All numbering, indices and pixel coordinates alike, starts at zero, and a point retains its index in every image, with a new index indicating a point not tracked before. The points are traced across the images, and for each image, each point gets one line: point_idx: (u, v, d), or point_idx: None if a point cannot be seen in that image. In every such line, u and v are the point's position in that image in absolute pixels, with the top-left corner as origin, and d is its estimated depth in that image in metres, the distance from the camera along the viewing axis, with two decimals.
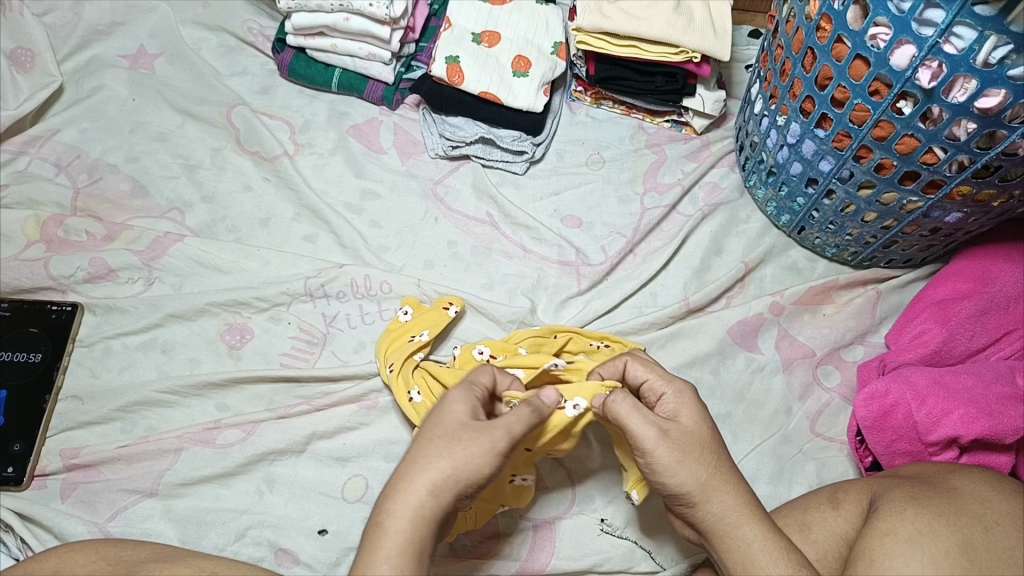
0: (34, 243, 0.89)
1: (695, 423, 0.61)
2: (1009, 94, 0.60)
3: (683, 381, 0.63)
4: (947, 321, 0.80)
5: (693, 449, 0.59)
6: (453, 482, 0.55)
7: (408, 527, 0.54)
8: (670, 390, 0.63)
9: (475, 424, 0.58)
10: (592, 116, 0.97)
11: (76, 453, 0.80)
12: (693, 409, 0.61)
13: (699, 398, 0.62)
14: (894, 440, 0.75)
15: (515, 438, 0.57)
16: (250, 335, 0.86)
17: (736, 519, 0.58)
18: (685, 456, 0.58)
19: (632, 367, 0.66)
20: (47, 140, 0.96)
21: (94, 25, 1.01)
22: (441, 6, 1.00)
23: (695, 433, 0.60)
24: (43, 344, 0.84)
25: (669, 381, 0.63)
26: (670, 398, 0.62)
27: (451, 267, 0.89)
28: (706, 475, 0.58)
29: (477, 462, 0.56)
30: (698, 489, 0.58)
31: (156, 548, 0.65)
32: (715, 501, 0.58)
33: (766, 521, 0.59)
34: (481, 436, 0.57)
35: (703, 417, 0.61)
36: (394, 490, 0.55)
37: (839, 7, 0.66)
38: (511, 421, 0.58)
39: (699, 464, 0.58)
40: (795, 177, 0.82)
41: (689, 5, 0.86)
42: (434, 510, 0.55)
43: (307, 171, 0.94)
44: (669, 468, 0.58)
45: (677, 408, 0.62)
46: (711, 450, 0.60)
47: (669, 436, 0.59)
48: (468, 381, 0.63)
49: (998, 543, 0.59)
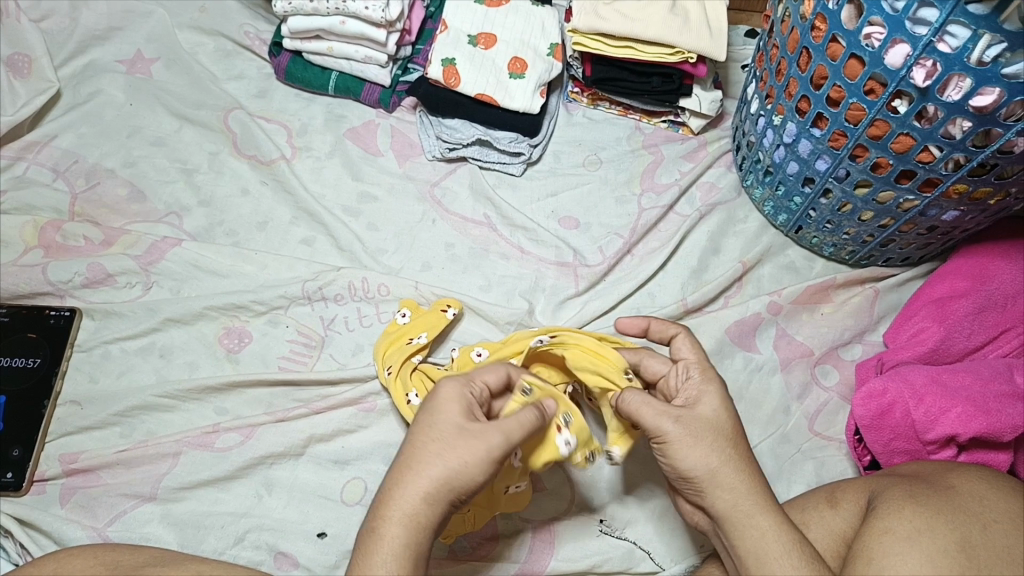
0: (33, 248, 0.89)
1: (715, 411, 0.61)
2: (1004, 93, 0.60)
3: (716, 372, 0.64)
4: (945, 319, 0.80)
5: (705, 436, 0.59)
6: (447, 489, 0.56)
7: (403, 533, 0.55)
8: (700, 377, 0.63)
9: (471, 428, 0.57)
10: (589, 117, 0.97)
11: (75, 458, 0.80)
12: (716, 397, 0.62)
13: (725, 389, 0.62)
14: (893, 439, 0.75)
15: (511, 443, 0.57)
16: (248, 339, 0.86)
17: (749, 508, 0.58)
18: (697, 442, 0.59)
19: (681, 342, 0.66)
20: (45, 146, 0.96)
21: (91, 30, 1.01)
22: (438, 8, 1.00)
23: (713, 421, 0.60)
24: (42, 349, 0.85)
25: (703, 368, 0.64)
26: (696, 385, 0.63)
27: (449, 269, 0.89)
28: (717, 462, 0.58)
29: (472, 471, 0.56)
30: (707, 475, 0.59)
31: (155, 553, 0.64)
32: (726, 489, 0.58)
33: (777, 511, 0.58)
34: (476, 443, 0.56)
35: (724, 406, 0.61)
36: (390, 497, 0.56)
37: (833, 7, 0.66)
38: (509, 428, 0.57)
39: (711, 450, 0.59)
40: (792, 177, 0.82)
41: (684, 5, 0.86)
42: (429, 516, 0.56)
43: (305, 175, 0.94)
44: (678, 451, 0.59)
45: (698, 396, 0.62)
46: (728, 438, 0.60)
47: (680, 421, 0.59)
48: (468, 377, 0.62)
49: (996, 542, 0.59)
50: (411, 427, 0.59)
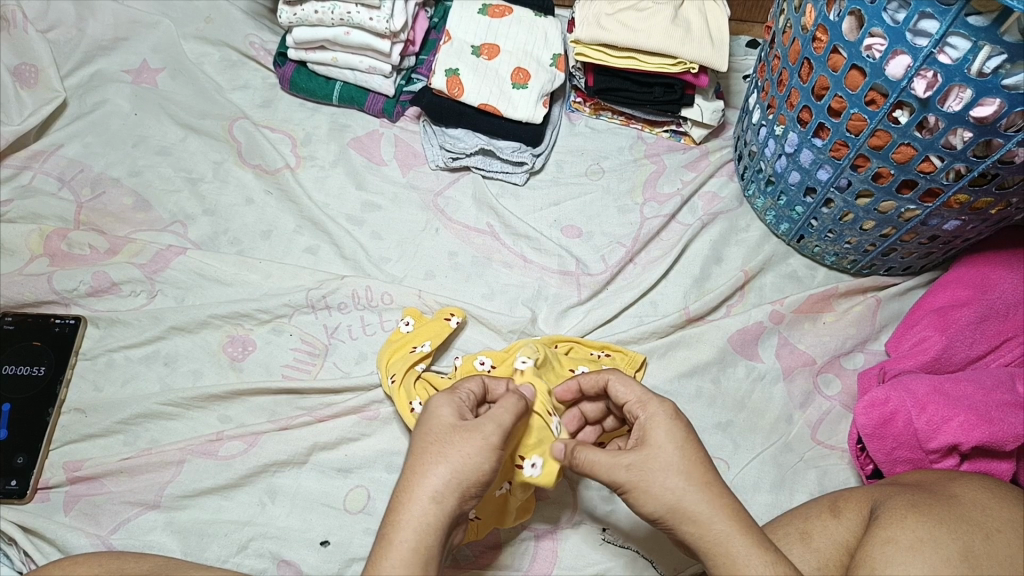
0: (38, 257, 0.90)
1: (664, 447, 0.60)
2: (1005, 104, 0.60)
3: (659, 404, 0.62)
4: (947, 328, 0.80)
5: (656, 478, 0.58)
6: (453, 486, 0.56)
7: (413, 537, 0.55)
8: (642, 413, 0.63)
9: (465, 424, 0.59)
10: (591, 127, 0.98)
11: (79, 466, 0.80)
12: (664, 431, 0.60)
13: (675, 416, 0.61)
14: (895, 448, 0.75)
15: (505, 429, 0.59)
16: (252, 347, 0.86)
17: (716, 537, 0.57)
18: (648, 485, 0.58)
19: (616, 386, 0.66)
20: (51, 155, 0.97)
21: (97, 41, 1.02)
22: (441, 19, 1.01)
23: (663, 457, 0.59)
24: (46, 358, 0.85)
25: (642, 405, 0.63)
26: (642, 421, 0.62)
27: (452, 277, 0.90)
28: (674, 499, 0.58)
29: (475, 461, 0.57)
30: (670, 513, 0.58)
31: (158, 561, 0.64)
32: (690, 522, 0.58)
33: (754, 534, 0.57)
34: (471, 434, 0.58)
35: (675, 438, 0.60)
36: (399, 503, 0.56)
37: (835, 18, 0.67)
38: (499, 415, 0.60)
39: (666, 489, 0.58)
40: (794, 186, 0.82)
41: (687, 16, 0.86)
42: (439, 517, 0.56)
43: (309, 184, 0.95)
44: (637, 497, 0.59)
45: (647, 432, 0.61)
46: (681, 470, 0.59)
47: (632, 468, 0.59)
48: (453, 387, 0.65)
49: (998, 551, 0.59)
50: (411, 438, 0.61)
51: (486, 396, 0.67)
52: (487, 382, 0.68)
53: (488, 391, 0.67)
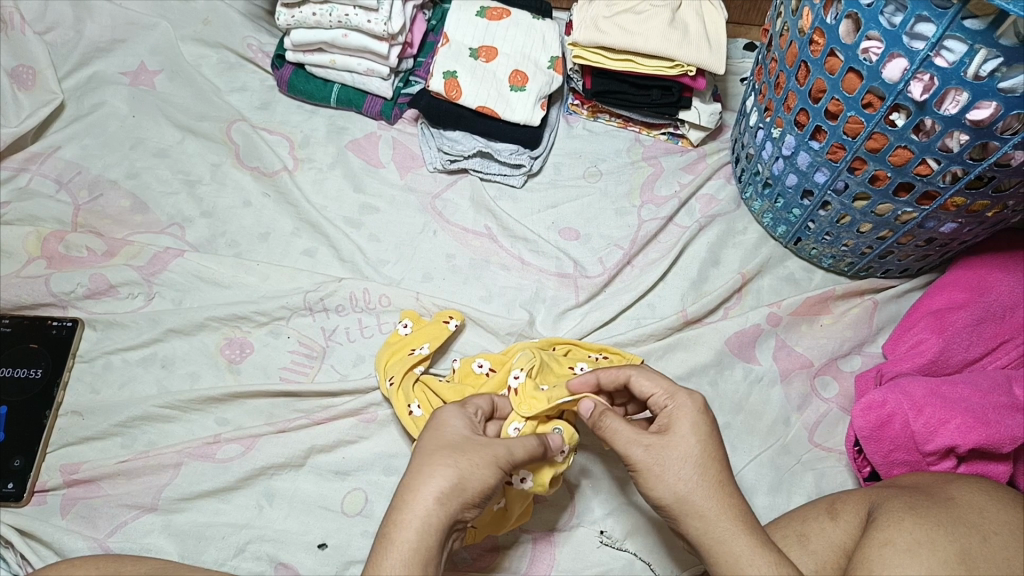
0: (35, 259, 0.90)
1: (685, 437, 0.60)
2: (1001, 107, 0.60)
3: (689, 395, 0.62)
4: (944, 330, 0.80)
5: (671, 465, 0.59)
6: (458, 490, 0.56)
7: (415, 536, 0.54)
8: (670, 402, 0.63)
9: (477, 439, 0.61)
10: (589, 129, 0.98)
11: (76, 469, 0.80)
12: (689, 422, 0.61)
13: (704, 411, 0.62)
14: (892, 450, 0.75)
15: (517, 458, 0.61)
16: (249, 349, 0.86)
17: (719, 534, 0.57)
18: (663, 470, 0.59)
19: (639, 381, 0.65)
20: (49, 157, 0.97)
21: (95, 43, 1.02)
22: (439, 21, 1.01)
23: (682, 447, 0.60)
24: (43, 360, 0.85)
25: (670, 394, 0.63)
26: (670, 410, 0.62)
27: (450, 280, 0.90)
28: (684, 489, 0.59)
29: (482, 472, 0.58)
30: (676, 503, 0.59)
31: (156, 564, 0.64)
32: (697, 516, 0.58)
33: (757, 534, 0.57)
34: (482, 449, 0.59)
35: (698, 431, 0.61)
36: (402, 501, 0.56)
37: (832, 21, 0.67)
38: (513, 443, 0.61)
39: (678, 478, 0.59)
40: (791, 189, 0.83)
41: (684, 19, 0.87)
42: (442, 519, 0.55)
43: (307, 186, 0.95)
44: (647, 480, 0.60)
45: (672, 420, 0.62)
46: (698, 462, 0.59)
47: (649, 449, 0.60)
48: (462, 402, 0.67)
49: (996, 552, 0.59)
50: (418, 443, 0.62)
51: (495, 411, 0.70)
52: (495, 401, 0.70)
53: (495, 407, 0.70)
